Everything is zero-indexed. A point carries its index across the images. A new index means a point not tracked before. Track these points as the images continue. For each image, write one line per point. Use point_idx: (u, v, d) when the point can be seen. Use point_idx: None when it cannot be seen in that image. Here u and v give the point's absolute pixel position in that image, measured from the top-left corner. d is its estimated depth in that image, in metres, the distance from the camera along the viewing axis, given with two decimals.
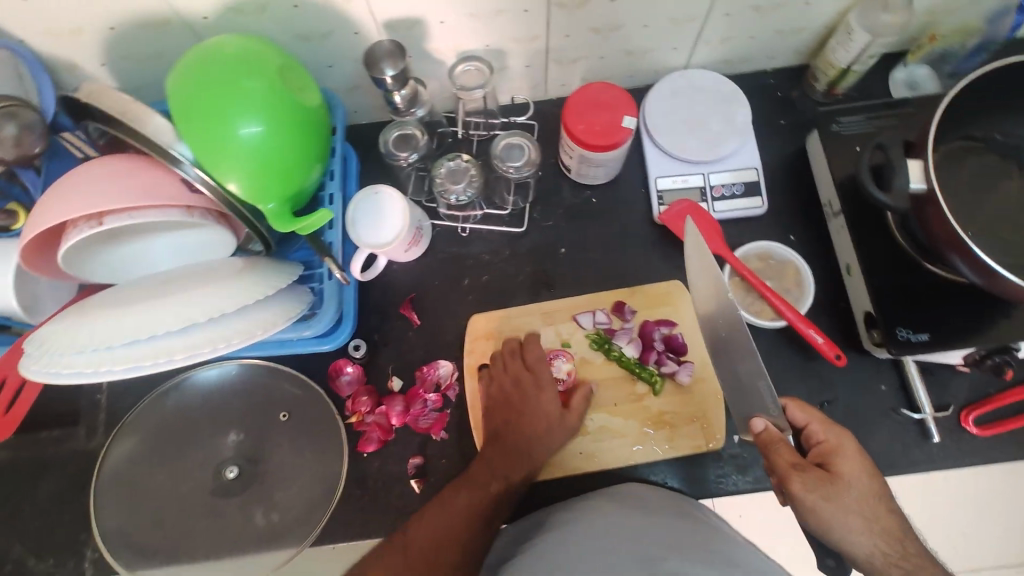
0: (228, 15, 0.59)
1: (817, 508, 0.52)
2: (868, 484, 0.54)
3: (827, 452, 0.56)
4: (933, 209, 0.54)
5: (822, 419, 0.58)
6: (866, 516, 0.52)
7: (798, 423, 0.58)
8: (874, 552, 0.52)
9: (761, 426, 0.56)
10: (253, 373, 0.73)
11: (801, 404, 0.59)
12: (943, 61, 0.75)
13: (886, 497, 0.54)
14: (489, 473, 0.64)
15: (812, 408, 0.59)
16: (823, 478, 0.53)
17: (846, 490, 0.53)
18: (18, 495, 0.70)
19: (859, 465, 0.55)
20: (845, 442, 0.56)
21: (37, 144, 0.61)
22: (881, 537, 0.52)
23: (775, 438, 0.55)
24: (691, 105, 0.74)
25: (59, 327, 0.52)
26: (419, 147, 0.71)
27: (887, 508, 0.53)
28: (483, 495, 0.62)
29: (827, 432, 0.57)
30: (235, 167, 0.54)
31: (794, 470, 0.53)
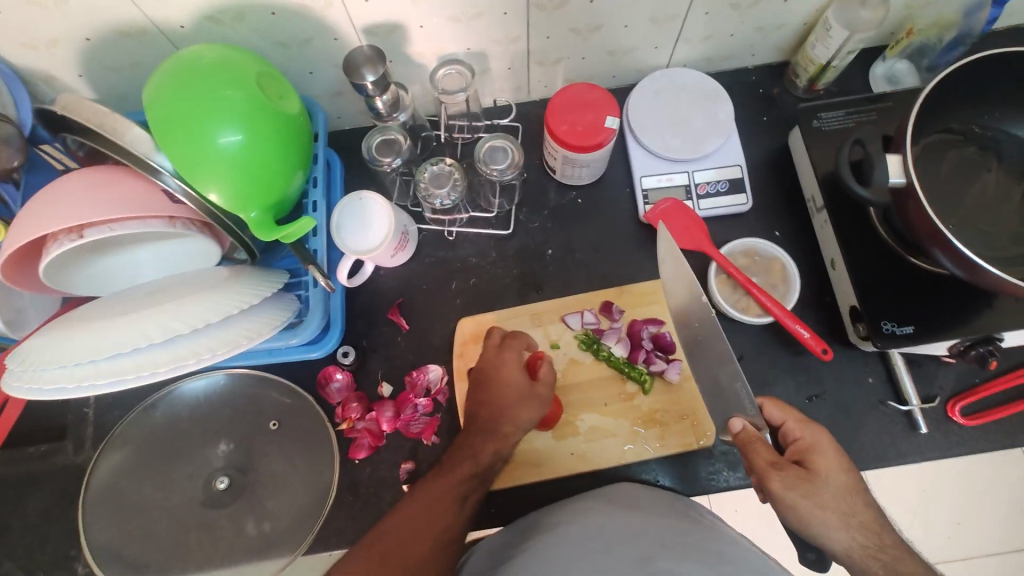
0: (206, 23, 0.59)
1: (794, 506, 0.52)
2: (845, 479, 0.54)
3: (804, 449, 0.56)
4: (913, 203, 0.54)
5: (798, 417, 0.58)
6: (844, 512, 0.52)
7: (775, 422, 0.59)
8: (853, 546, 0.52)
9: (738, 426, 0.56)
10: (242, 382, 0.72)
11: (777, 402, 0.59)
12: (920, 55, 0.76)
13: (864, 492, 0.54)
14: (459, 456, 0.62)
15: (788, 406, 0.59)
16: (801, 476, 0.53)
17: (824, 487, 0.53)
18: (5, 512, 0.69)
19: (837, 461, 0.55)
20: (821, 439, 0.56)
21: (15, 158, 0.61)
22: (859, 531, 0.52)
23: (751, 438, 0.55)
24: (674, 104, 0.74)
25: (41, 342, 0.51)
26: (402, 151, 0.70)
27: (864, 501, 0.53)
28: (453, 477, 0.61)
29: (804, 430, 0.57)
30: (215, 177, 0.54)
31: (772, 469, 0.54)
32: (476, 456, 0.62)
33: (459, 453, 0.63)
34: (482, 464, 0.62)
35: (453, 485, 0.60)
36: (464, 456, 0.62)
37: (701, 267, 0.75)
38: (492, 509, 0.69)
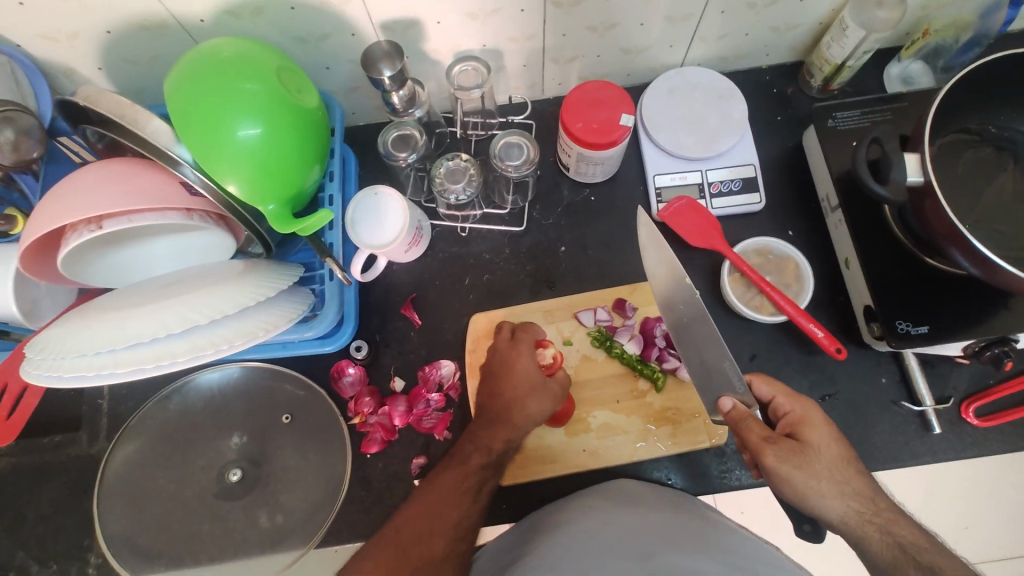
0: (226, 18, 0.59)
1: (789, 477, 0.52)
2: (836, 450, 0.54)
3: (794, 423, 0.56)
4: (931, 201, 0.54)
5: (787, 391, 0.58)
6: (838, 482, 0.53)
7: (764, 398, 0.59)
8: (848, 512, 0.52)
9: (728, 405, 0.57)
10: (255, 375, 0.73)
11: (765, 378, 0.59)
12: (936, 55, 0.75)
13: (854, 459, 0.55)
14: (470, 447, 0.62)
15: (776, 381, 0.59)
16: (793, 449, 0.53)
17: (817, 458, 0.53)
18: (21, 501, 0.70)
19: (827, 432, 0.55)
20: (810, 412, 0.56)
21: (35, 149, 0.62)
22: (853, 498, 0.52)
23: (743, 414, 0.55)
24: (688, 102, 0.75)
25: (61, 331, 0.51)
26: (418, 147, 0.71)
27: (855, 468, 0.54)
28: (466, 467, 0.60)
29: (793, 403, 0.57)
30: (235, 169, 0.54)
31: (765, 443, 0.54)
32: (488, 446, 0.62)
33: (470, 444, 0.63)
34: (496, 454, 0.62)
35: (468, 475, 0.60)
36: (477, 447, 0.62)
37: (714, 265, 0.75)
38: (503, 505, 0.69)
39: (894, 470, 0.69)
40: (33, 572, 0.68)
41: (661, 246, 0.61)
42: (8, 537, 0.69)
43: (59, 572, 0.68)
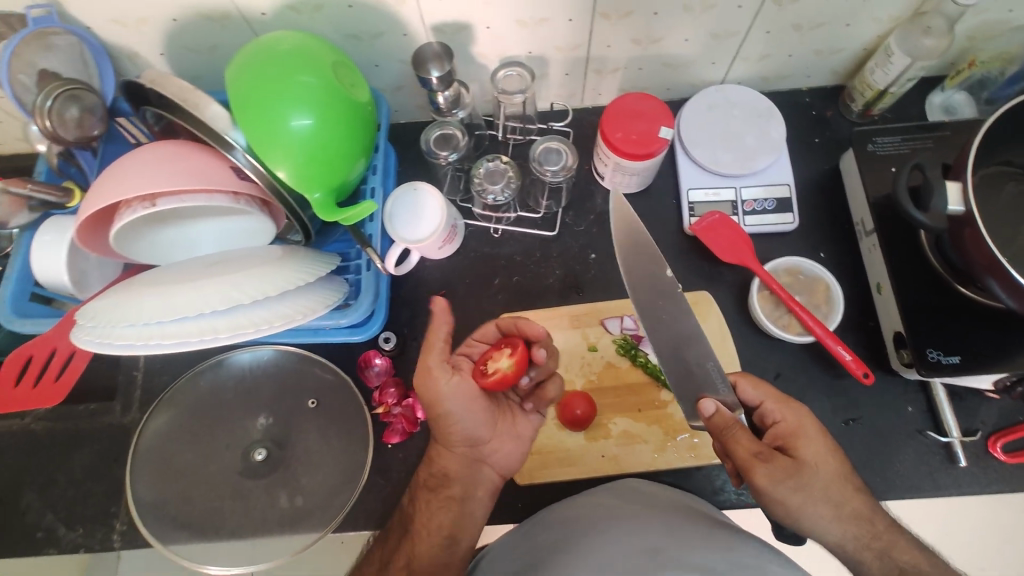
0: (286, 12, 0.61)
1: (784, 498, 0.51)
2: (833, 468, 0.53)
3: (787, 435, 0.55)
4: (971, 231, 0.54)
5: (775, 397, 0.57)
6: (836, 504, 0.52)
7: (751, 402, 0.58)
8: (844, 534, 0.52)
9: (710, 407, 0.55)
10: (286, 359, 0.75)
11: (754, 382, 0.58)
12: (980, 87, 0.75)
13: (851, 477, 0.54)
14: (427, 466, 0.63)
15: (765, 385, 0.58)
16: (788, 468, 0.52)
17: (813, 476, 0.52)
18: (54, 465, 0.72)
19: (820, 445, 0.54)
20: (805, 425, 0.55)
21: (96, 127, 0.65)
22: (851, 521, 0.53)
23: (727, 421, 0.53)
24: (726, 120, 0.75)
25: (111, 301, 0.53)
26: (459, 147, 0.72)
27: (854, 488, 0.54)
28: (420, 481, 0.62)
29: (783, 411, 0.56)
30: (287, 157, 0.56)
31: (756, 460, 0.52)
32: (420, 480, 0.63)
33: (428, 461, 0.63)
34: (432, 490, 0.61)
35: (426, 487, 0.61)
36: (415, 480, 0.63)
37: (742, 282, 0.75)
38: (519, 504, 0.69)
39: (916, 500, 0.68)
40: (59, 535, 0.70)
41: (641, 237, 0.62)
42: (39, 500, 0.71)
43: (85, 537, 0.70)
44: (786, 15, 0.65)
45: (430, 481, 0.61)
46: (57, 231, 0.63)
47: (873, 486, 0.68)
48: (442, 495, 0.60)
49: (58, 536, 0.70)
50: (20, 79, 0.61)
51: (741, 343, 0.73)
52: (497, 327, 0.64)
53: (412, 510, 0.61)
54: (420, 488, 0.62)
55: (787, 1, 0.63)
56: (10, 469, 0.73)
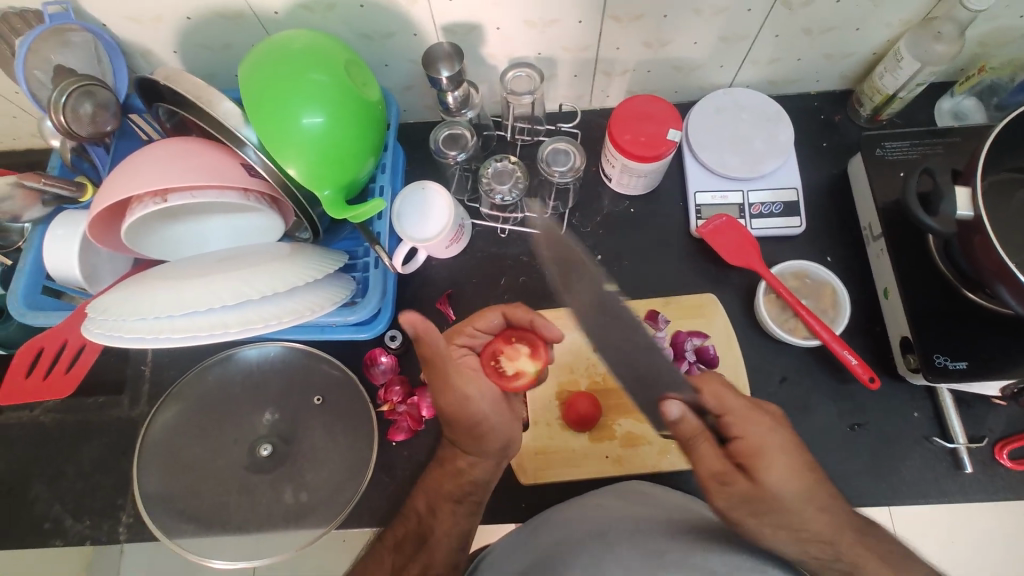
0: (298, 11, 0.62)
1: (740, 522, 0.51)
2: (798, 485, 0.51)
3: (749, 453, 0.53)
4: (980, 236, 0.54)
5: (735, 409, 0.55)
6: (795, 528, 0.50)
7: (712, 410, 0.56)
8: (803, 556, 0.50)
9: (675, 412, 0.53)
10: (293, 355, 0.75)
11: (716, 393, 0.56)
12: (990, 93, 0.75)
13: (815, 495, 0.51)
14: (444, 471, 0.62)
15: (727, 394, 0.56)
16: (747, 493, 0.51)
17: (774, 498, 0.50)
18: (63, 457, 0.73)
19: (783, 464, 0.52)
20: (767, 442, 0.53)
21: (109, 123, 0.66)
22: (810, 543, 0.50)
23: (690, 430, 0.54)
24: (734, 123, 0.75)
25: (124, 295, 0.54)
26: (467, 147, 0.73)
27: (816, 506, 0.51)
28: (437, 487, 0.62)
29: (745, 427, 0.54)
30: (299, 155, 0.57)
31: (715, 481, 0.53)
32: (437, 488, 0.62)
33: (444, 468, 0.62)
34: (457, 501, 0.61)
35: (445, 492, 0.61)
36: (428, 487, 0.62)
37: (749, 285, 0.75)
38: (522, 504, 0.69)
39: (921, 506, 0.68)
40: (66, 526, 0.71)
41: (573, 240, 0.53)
42: (47, 491, 0.72)
43: (92, 528, 0.70)
44: (796, 19, 0.65)
45: (455, 492, 0.61)
46: (69, 225, 0.64)
47: (877, 491, 0.68)
48: (469, 501, 0.62)
49: (65, 527, 0.71)
50: (36, 75, 0.62)
51: (747, 346, 0.73)
52: (501, 314, 0.64)
53: (432, 520, 0.61)
54: (440, 498, 0.61)
55: (797, 5, 0.63)
56: (19, 460, 0.73)
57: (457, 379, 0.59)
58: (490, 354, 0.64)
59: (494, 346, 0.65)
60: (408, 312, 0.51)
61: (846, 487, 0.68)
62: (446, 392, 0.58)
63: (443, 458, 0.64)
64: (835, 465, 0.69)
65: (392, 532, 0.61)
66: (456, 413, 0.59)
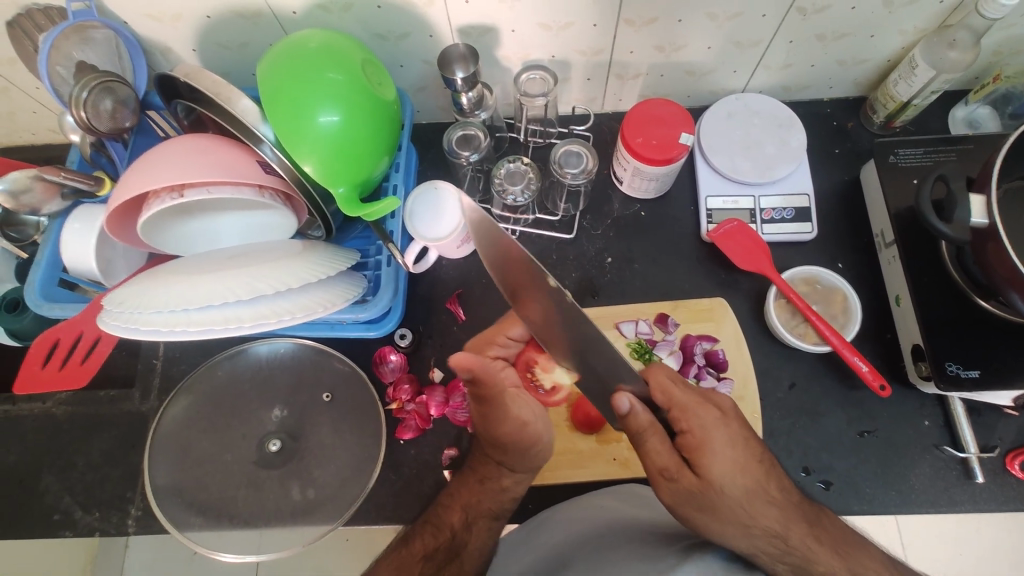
0: (317, 11, 0.62)
1: (689, 518, 0.53)
2: (740, 483, 0.53)
3: (695, 451, 0.54)
4: (994, 244, 0.53)
5: (681, 403, 0.55)
6: (744, 522, 0.51)
7: (662, 406, 0.56)
8: (755, 551, 0.52)
9: (624, 405, 0.53)
10: (303, 352, 0.76)
11: (663, 386, 0.56)
12: (1005, 101, 0.75)
13: (764, 489, 0.53)
14: (482, 488, 0.61)
15: (676, 387, 0.56)
16: (692, 492, 0.53)
17: (717, 497, 0.52)
18: (72, 449, 0.74)
19: (726, 454, 0.53)
20: (711, 438, 0.54)
21: (128, 119, 0.67)
22: (760, 537, 0.52)
23: (641, 424, 0.53)
24: (747, 129, 0.75)
25: (140, 288, 0.54)
26: (480, 147, 0.73)
27: (765, 500, 0.53)
28: (473, 500, 0.61)
29: (689, 422, 0.54)
30: (314, 153, 0.57)
31: (662, 479, 0.54)
32: (475, 504, 0.60)
33: (483, 486, 0.61)
34: (494, 516, 0.61)
35: (481, 505, 0.60)
36: (463, 499, 0.61)
37: (759, 291, 0.75)
38: (530, 505, 0.70)
39: (930, 515, 0.67)
40: (75, 518, 0.71)
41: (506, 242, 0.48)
42: (57, 482, 0.73)
43: (100, 520, 0.71)
44: (809, 25, 0.65)
45: (494, 509, 0.61)
46: (86, 220, 0.65)
47: (886, 499, 0.68)
48: (504, 518, 0.62)
49: (74, 518, 0.71)
50: (58, 71, 0.62)
51: (757, 352, 0.73)
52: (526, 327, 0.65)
53: (466, 534, 0.59)
54: (478, 513, 0.60)
55: (811, 11, 0.63)
56: (29, 452, 0.74)
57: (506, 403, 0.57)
58: (524, 363, 0.70)
59: (527, 356, 0.70)
60: (460, 358, 0.50)
61: (854, 494, 0.68)
62: (505, 418, 0.57)
63: (480, 472, 0.62)
64: (844, 472, 0.69)
65: (419, 540, 0.59)
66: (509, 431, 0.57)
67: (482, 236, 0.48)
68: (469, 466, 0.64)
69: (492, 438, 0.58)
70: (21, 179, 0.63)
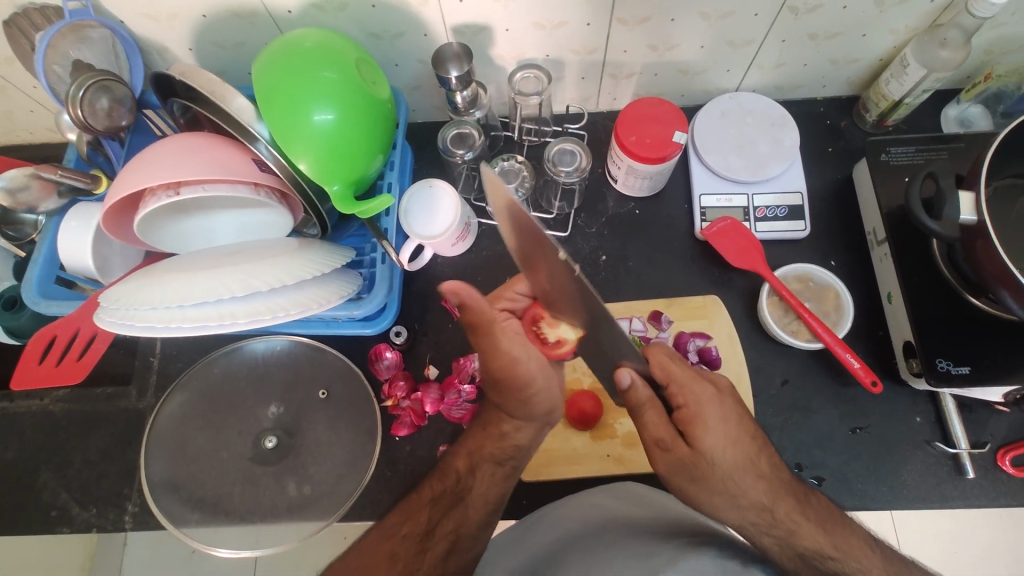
0: (312, 10, 0.63)
1: (681, 485, 0.56)
2: (732, 455, 0.54)
3: (690, 424, 0.55)
4: (982, 241, 0.54)
5: (679, 379, 0.56)
6: (732, 495, 0.54)
7: (660, 381, 0.57)
8: (742, 521, 0.54)
9: (625, 379, 0.54)
10: (299, 349, 0.76)
11: (663, 360, 0.57)
12: (996, 100, 0.75)
13: (755, 463, 0.55)
14: (487, 433, 0.63)
15: (674, 362, 0.57)
16: (684, 462, 0.55)
17: (708, 466, 0.54)
18: (70, 446, 0.74)
19: (718, 428, 0.54)
20: (706, 411, 0.55)
21: (124, 118, 0.67)
22: (749, 510, 0.54)
23: (640, 399, 0.54)
24: (741, 128, 0.76)
25: (137, 284, 0.55)
26: (475, 146, 0.74)
27: (756, 475, 0.54)
28: (478, 445, 0.63)
29: (685, 395, 0.55)
30: (309, 150, 0.58)
31: (657, 448, 0.56)
32: (478, 450, 0.62)
33: (485, 431, 0.63)
34: (498, 462, 0.62)
35: (488, 445, 0.62)
36: (467, 447, 0.63)
37: (752, 288, 0.76)
38: (524, 501, 0.70)
39: (921, 510, 0.68)
40: (72, 515, 0.72)
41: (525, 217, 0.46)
42: (55, 479, 0.73)
43: (97, 517, 0.71)
44: (801, 24, 0.66)
45: (498, 453, 0.62)
46: (82, 218, 0.65)
47: (878, 495, 0.68)
48: (509, 465, 0.63)
49: (72, 515, 0.72)
50: (54, 70, 0.62)
51: (750, 349, 0.74)
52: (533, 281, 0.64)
53: (470, 479, 0.61)
54: (480, 459, 0.62)
55: (803, 10, 0.64)
56: (28, 449, 0.74)
57: (503, 337, 0.58)
58: (530, 318, 0.66)
59: (534, 311, 0.66)
60: (448, 284, 0.52)
61: (847, 490, 0.68)
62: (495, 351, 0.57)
63: (484, 421, 0.64)
64: (837, 468, 0.69)
65: (427, 487, 0.61)
66: (507, 374, 0.58)
67: (504, 205, 0.47)
68: (477, 420, 0.66)
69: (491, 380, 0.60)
70: (18, 177, 0.64)
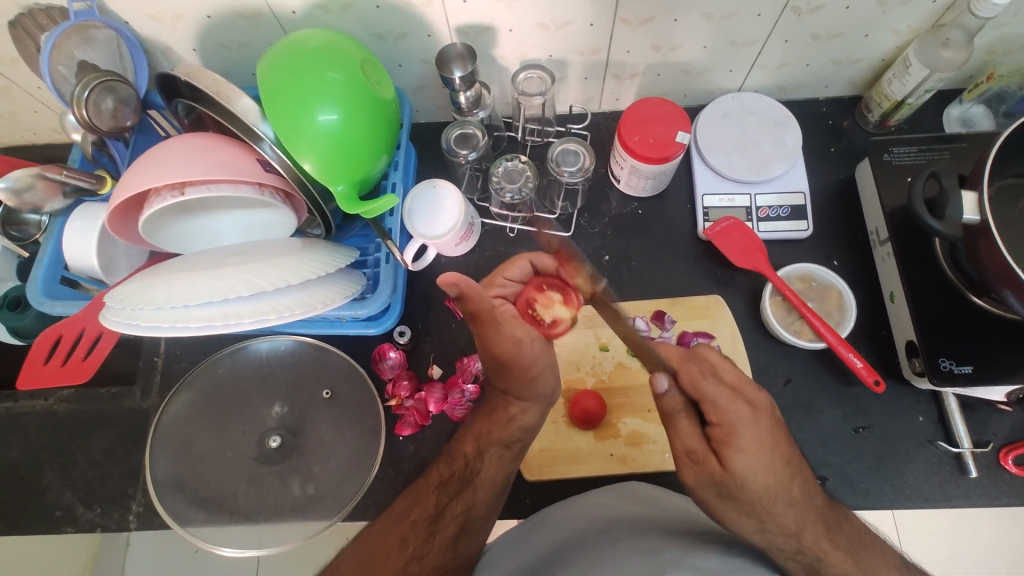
0: (316, 11, 0.63)
1: (707, 499, 0.57)
2: (762, 480, 0.54)
3: (721, 444, 0.55)
4: (986, 241, 0.54)
5: (713, 399, 0.56)
6: (760, 519, 0.54)
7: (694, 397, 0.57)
8: (769, 543, 0.55)
9: (663, 385, 0.57)
10: (303, 349, 0.76)
11: (699, 378, 0.57)
12: (999, 100, 0.75)
13: (785, 488, 0.55)
14: (496, 419, 0.65)
15: (715, 383, 0.56)
16: (713, 478, 0.56)
17: (734, 486, 0.54)
18: (74, 446, 0.74)
19: (752, 452, 0.54)
20: (740, 433, 0.55)
21: (128, 118, 0.68)
22: (776, 535, 0.55)
23: (672, 403, 0.57)
24: (743, 128, 0.76)
25: (141, 285, 0.55)
26: (479, 146, 0.74)
27: (786, 502, 0.55)
28: (486, 429, 0.65)
29: (720, 416, 0.55)
30: (313, 150, 0.58)
31: (687, 460, 0.58)
32: (487, 434, 0.64)
33: (494, 415, 0.65)
34: (505, 445, 0.64)
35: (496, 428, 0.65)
36: (475, 432, 0.65)
37: (755, 288, 0.76)
38: (527, 500, 0.70)
39: (924, 510, 0.68)
40: (77, 514, 0.72)
41: None
42: (59, 479, 0.73)
43: (102, 516, 0.71)
44: (804, 24, 0.66)
45: (504, 437, 0.65)
46: (87, 218, 0.65)
47: (881, 494, 0.68)
48: (516, 447, 0.65)
49: (76, 514, 0.72)
50: (60, 70, 0.63)
51: (753, 349, 0.74)
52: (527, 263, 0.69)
53: (478, 462, 0.63)
54: (489, 443, 0.64)
55: (805, 11, 0.64)
56: (32, 449, 0.75)
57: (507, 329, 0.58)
58: (524, 301, 0.71)
59: (527, 294, 0.71)
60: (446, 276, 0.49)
61: (850, 489, 0.68)
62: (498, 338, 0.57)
63: (489, 407, 0.66)
64: (840, 467, 0.69)
65: (435, 470, 0.63)
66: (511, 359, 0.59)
67: None
68: (483, 405, 0.68)
69: (498, 364, 0.61)
70: (23, 177, 0.64)
